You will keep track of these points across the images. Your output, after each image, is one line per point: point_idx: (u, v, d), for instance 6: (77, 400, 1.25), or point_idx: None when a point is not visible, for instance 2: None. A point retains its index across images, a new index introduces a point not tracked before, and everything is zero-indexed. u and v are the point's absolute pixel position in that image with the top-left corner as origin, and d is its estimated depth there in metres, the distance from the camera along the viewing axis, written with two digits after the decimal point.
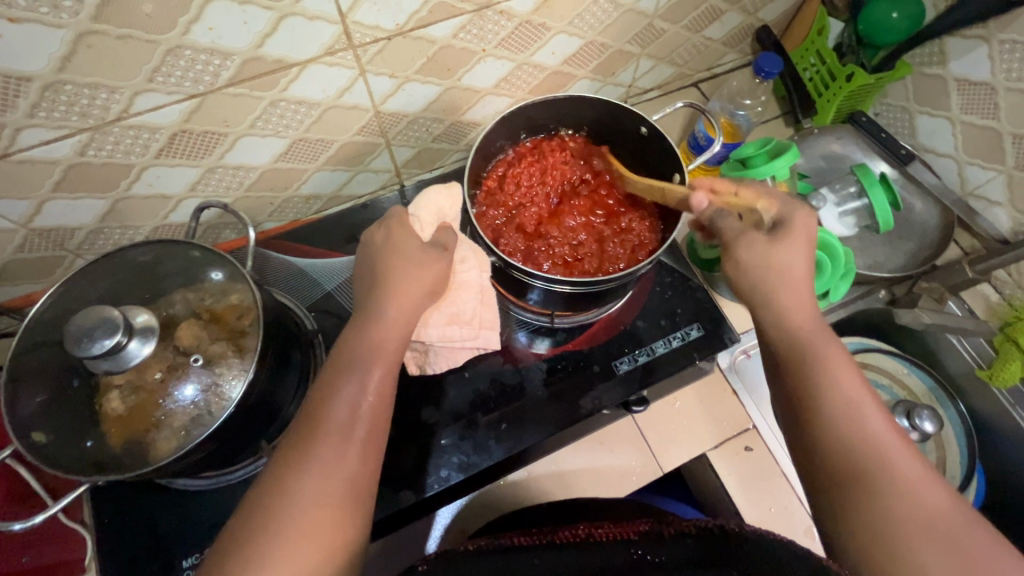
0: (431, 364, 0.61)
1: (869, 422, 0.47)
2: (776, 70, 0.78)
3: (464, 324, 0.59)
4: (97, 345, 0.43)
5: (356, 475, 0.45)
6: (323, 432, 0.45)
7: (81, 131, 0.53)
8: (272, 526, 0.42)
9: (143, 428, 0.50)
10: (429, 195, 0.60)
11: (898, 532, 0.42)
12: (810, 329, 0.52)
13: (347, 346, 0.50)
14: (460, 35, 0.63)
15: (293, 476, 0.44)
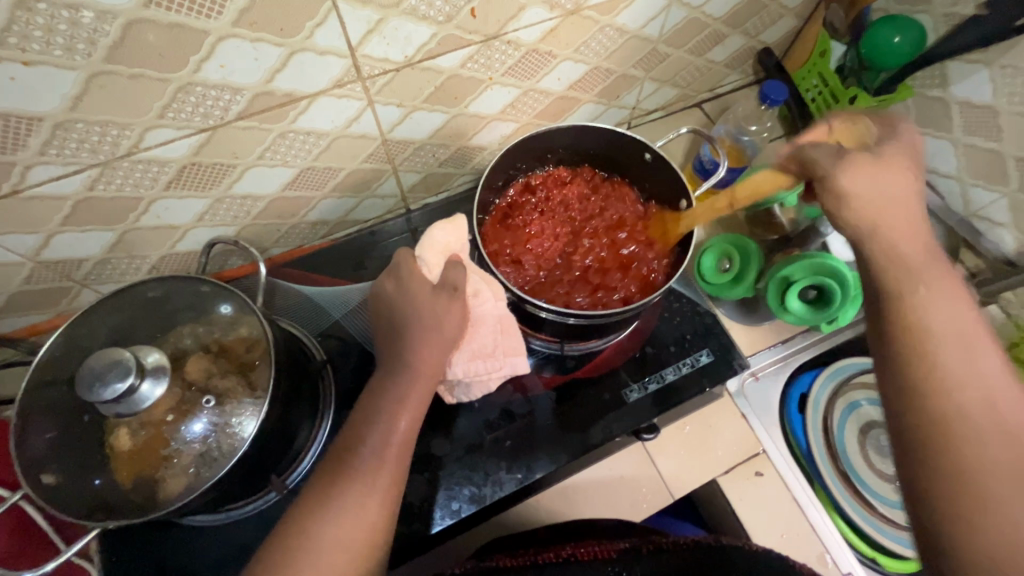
0: (460, 393, 0.61)
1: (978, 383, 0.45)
2: (782, 98, 0.79)
3: (488, 358, 0.59)
4: (109, 389, 0.43)
5: (381, 520, 0.45)
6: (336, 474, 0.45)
7: (91, 167, 0.53)
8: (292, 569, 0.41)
9: (153, 466, 0.49)
10: (439, 230, 0.60)
11: (987, 473, 0.41)
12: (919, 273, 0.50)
13: None
14: (468, 64, 0.63)
15: (306, 519, 0.43)
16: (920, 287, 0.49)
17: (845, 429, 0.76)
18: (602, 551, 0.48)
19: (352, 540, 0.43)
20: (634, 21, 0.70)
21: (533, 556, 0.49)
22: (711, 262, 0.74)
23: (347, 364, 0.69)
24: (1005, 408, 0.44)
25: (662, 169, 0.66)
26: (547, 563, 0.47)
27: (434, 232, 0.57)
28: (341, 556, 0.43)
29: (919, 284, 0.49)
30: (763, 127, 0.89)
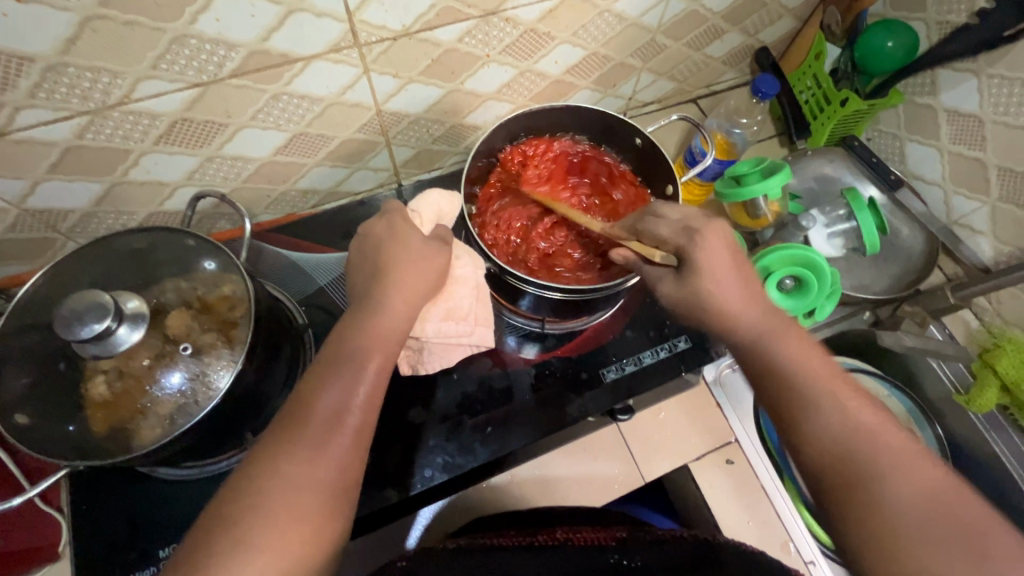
0: (426, 363, 0.61)
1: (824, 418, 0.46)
2: (773, 92, 0.81)
3: (461, 320, 0.59)
4: (86, 328, 0.43)
5: (352, 478, 0.46)
6: (305, 426, 0.45)
7: (81, 115, 0.53)
8: (262, 517, 0.41)
9: (128, 412, 0.49)
10: (428, 194, 0.61)
11: (899, 523, 0.41)
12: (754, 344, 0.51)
13: (344, 338, 0.49)
14: (466, 39, 0.64)
15: (269, 472, 0.43)
16: (789, 361, 0.50)
17: None
18: (603, 537, 0.48)
19: (319, 493, 0.43)
20: (633, 9, 0.71)
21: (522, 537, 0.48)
22: None
23: (329, 332, 0.69)
24: (893, 457, 0.44)
25: (652, 155, 0.66)
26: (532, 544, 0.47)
27: (429, 196, 0.61)
28: (305, 511, 0.42)
29: (766, 333, 0.52)
30: (755, 121, 0.93)
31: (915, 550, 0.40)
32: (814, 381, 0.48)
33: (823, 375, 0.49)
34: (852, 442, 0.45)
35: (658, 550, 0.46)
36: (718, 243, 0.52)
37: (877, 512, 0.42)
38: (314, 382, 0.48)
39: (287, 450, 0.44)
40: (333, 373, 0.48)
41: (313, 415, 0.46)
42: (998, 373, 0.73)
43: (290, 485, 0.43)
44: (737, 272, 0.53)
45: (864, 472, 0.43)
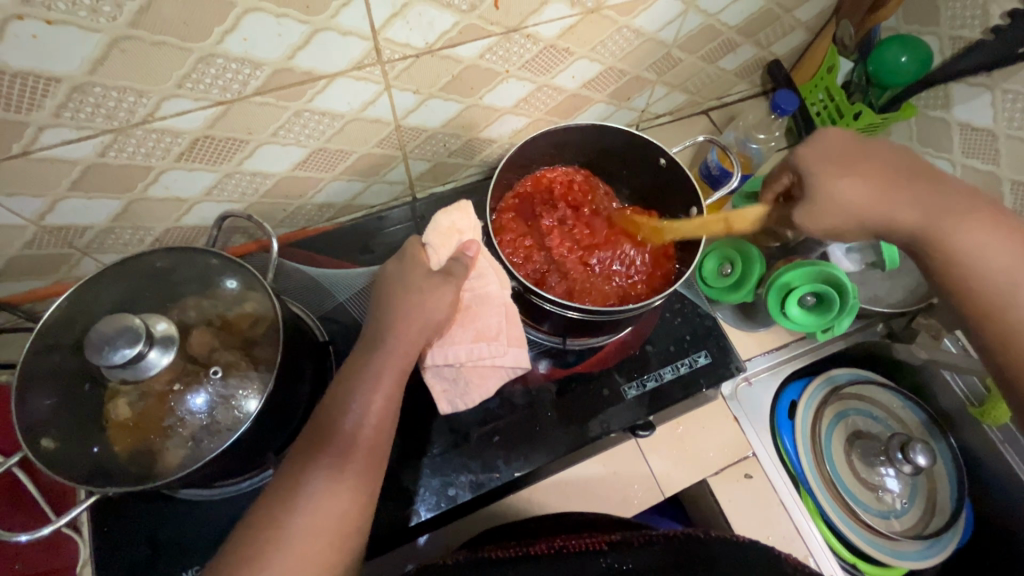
0: (463, 398, 0.59)
1: (964, 243, 0.54)
2: (791, 108, 0.81)
3: (492, 341, 0.59)
4: (117, 354, 0.42)
5: (364, 509, 0.47)
6: (326, 453, 0.46)
7: (105, 133, 0.52)
8: (282, 546, 0.43)
9: (154, 436, 0.49)
10: (440, 219, 0.59)
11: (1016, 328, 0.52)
12: (917, 229, 0.56)
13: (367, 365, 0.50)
14: (487, 56, 0.64)
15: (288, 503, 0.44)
16: (914, 216, 0.56)
17: (830, 437, 0.81)
18: (596, 542, 0.48)
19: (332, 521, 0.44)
20: (651, 24, 0.71)
21: (525, 547, 0.47)
22: (713, 266, 0.74)
23: (348, 347, 0.68)
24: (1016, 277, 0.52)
25: (676, 174, 0.65)
26: (541, 554, 0.46)
27: (437, 218, 0.59)
28: (322, 543, 0.44)
29: (881, 208, 0.56)
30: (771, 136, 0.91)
31: None
32: (931, 225, 0.55)
33: (947, 223, 0.55)
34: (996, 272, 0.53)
35: (647, 553, 0.46)
36: (825, 138, 0.59)
37: (1001, 326, 0.52)
38: (328, 404, 0.48)
39: (303, 481, 0.45)
40: (351, 396, 0.48)
41: (343, 435, 0.47)
42: None
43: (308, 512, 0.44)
44: (860, 148, 0.59)
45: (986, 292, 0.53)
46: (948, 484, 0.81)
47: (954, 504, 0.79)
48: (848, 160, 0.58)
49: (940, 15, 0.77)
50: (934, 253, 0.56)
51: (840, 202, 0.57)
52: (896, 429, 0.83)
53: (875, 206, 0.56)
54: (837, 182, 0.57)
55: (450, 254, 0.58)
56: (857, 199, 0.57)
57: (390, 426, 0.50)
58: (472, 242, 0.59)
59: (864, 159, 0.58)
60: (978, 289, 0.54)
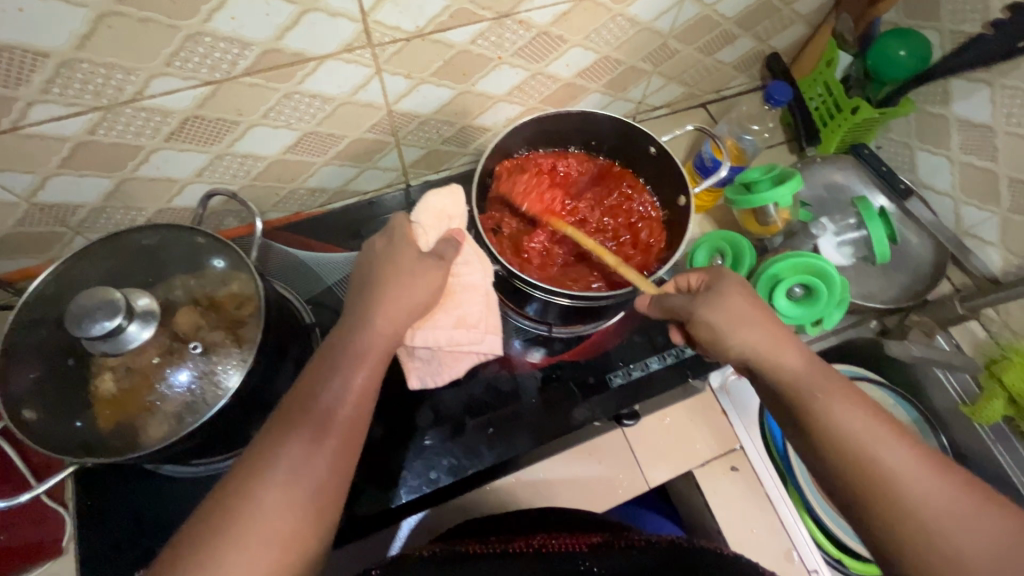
0: (433, 375, 0.60)
1: (839, 414, 0.47)
2: (785, 99, 0.80)
3: (471, 328, 0.60)
4: (97, 326, 0.42)
5: (342, 485, 0.47)
6: (298, 430, 0.46)
7: (93, 110, 0.53)
8: (247, 521, 0.43)
9: (136, 411, 0.49)
10: (429, 199, 0.59)
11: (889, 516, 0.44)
12: (796, 378, 0.50)
13: (339, 346, 0.50)
14: (478, 41, 0.64)
15: (260, 476, 0.44)
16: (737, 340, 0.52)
17: None
18: (576, 543, 0.48)
19: (304, 494, 0.45)
20: (647, 13, 0.71)
21: (505, 544, 0.48)
22: (703, 257, 0.75)
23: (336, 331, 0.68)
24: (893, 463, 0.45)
25: (665, 163, 0.65)
26: (517, 551, 0.46)
27: (429, 198, 0.60)
28: (292, 514, 0.44)
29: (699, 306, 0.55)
30: (763, 127, 0.91)
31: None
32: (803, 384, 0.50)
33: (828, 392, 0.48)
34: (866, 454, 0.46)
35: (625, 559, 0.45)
36: (737, 290, 0.54)
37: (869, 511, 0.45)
38: (311, 382, 0.48)
39: (274, 456, 0.45)
40: (334, 375, 0.48)
41: (314, 413, 0.47)
42: (1003, 384, 0.72)
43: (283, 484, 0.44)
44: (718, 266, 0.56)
45: (858, 479, 0.45)
46: None
47: None
48: (723, 291, 0.54)
49: (941, 9, 0.76)
50: (792, 396, 0.50)
51: (715, 326, 0.54)
52: None
53: (764, 350, 0.52)
54: (713, 311, 0.54)
55: (437, 237, 0.58)
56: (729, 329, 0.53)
57: (368, 407, 0.49)
58: (458, 230, 0.59)
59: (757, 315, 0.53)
60: (846, 466, 0.46)
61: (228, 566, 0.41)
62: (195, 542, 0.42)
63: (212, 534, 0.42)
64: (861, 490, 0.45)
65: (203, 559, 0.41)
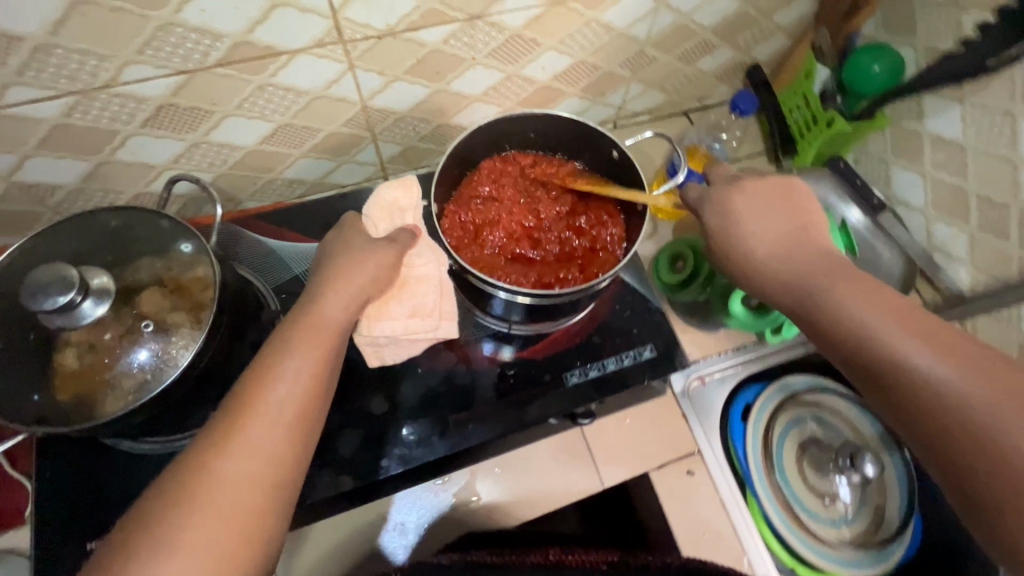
0: (389, 354, 0.61)
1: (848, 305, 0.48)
2: (749, 108, 0.83)
3: (426, 317, 0.61)
4: (49, 301, 0.44)
5: (299, 462, 0.48)
6: (252, 414, 0.47)
7: (69, 95, 0.55)
8: (213, 496, 0.43)
9: (93, 387, 0.51)
10: (383, 191, 0.63)
11: (879, 335, 0.45)
12: (792, 293, 0.53)
13: (290, 333, 0.52)
14: (450, 41, 0.65)
15: (217, 457, 0.44)
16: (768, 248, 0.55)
17: (783, 442, 0.81)
18: None
19: (263, 471, 0.45)
20: (621, 20, 0.72)
21: None
22: (665, 264, 0.79)
23: None
24: (903, 341, 0.45)
25: (627, 168, 0.66)
26: None
27: (381, 190, 0.63)
28: (256, 492, 0.44)
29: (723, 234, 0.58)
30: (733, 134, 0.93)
31: (950, 375, 0.42)
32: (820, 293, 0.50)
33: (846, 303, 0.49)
34: (869, 367, 0.46)
35: None
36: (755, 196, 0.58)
37: (857, 341, 0.47)
38: (263, 368, 0.49)
39: (234, 437, 0.45)
40: (291, 355, 0.50)
41: (267, 402, 0.47)
42: None
43: (246, 454, 0.45)
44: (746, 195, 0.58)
45: (835, 313, 0.48)
46: (898, 494, 0.80)
47: (902, 517, 0.79)
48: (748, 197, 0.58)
49: (917, 26, 0.77)
50: (796, 298, 0.52)
51: (739, 240, 0.57)
52: (850, 438, 0.83)
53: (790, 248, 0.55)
54: (737, 219, 0.57)
55: (389, 228, 0.62)
56: (757, 234, 0.56)
57: (318, 392, 0.50)
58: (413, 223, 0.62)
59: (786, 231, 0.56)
60: (842, 338, 0.48)
61: (188, 539, 0.41)
62: (150, 518, 0.42)
63: (167, 519, 0.42)
64: (854, 337, 0.47)
65: (163, 539, 0.41)
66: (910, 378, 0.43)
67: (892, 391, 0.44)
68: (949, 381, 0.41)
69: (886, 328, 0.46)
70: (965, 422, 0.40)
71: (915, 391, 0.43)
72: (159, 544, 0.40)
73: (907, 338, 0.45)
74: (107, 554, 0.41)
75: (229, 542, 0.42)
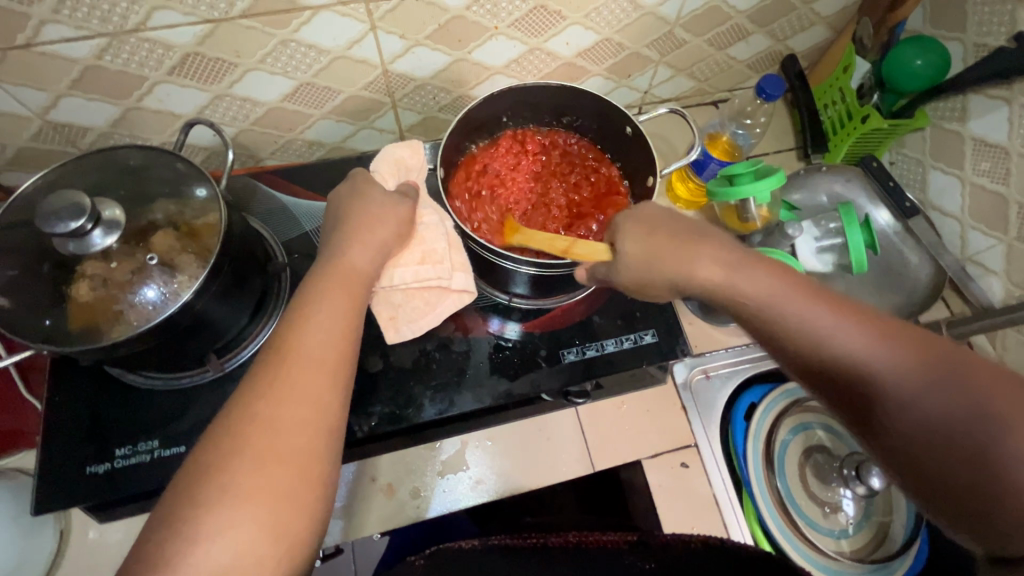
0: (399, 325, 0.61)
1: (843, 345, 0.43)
2: (777, 93, 0.78)
3: (436, 264, 0.60)
4: (61, 225, 0.48)
5: (344, 403, 0.46)
6: (295, 358, 0.46)
7: (100, 36, 0.57)
8: (270, 435, 0.42)
9: (98, 315, 0.53)
10: (391, 149, 0.64)
11: (887, 388, 0.42)
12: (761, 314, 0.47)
13: (312, 282, 0.52)
14: (473, 8, 0.65)
15: (262, 399, 0.43)
16: (744, 289, 0.48)
17: (787, 447, 0.79)
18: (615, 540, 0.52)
19: (312, 410, 0.44)
20: None
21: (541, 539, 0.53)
22: None
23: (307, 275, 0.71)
24: (912, 379, 0.41)
25: (641, 145, 0.65)
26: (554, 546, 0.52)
27: (389, 147, 0.64)
28: (306, 434, 0.43)
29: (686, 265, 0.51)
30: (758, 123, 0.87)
31: (962, 430, 0.39)
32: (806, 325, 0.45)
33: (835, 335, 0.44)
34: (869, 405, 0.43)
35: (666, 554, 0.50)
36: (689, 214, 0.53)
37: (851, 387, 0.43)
38: (295, 318, 0.48)
39: (277, 379, 0.44)
40: (321, 303, 0.49)
41: (301, 348, 0.46)
42: None
43: (298, 396, 0.44)
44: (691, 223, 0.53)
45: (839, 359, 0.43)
46: (905, 512, 0.77)
47: (909, 533, 0.76)
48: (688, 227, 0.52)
49: (967, 20, 0.72)
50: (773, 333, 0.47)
51: (700, 272, 0.50)
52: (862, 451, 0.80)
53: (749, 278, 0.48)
54: (686, 254, 0.51)
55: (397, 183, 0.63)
56: (715, 265, 0.50)
57: (350, 340, 0.49)
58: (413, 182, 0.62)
59: (747, 263, 0.49)
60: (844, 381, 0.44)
61: (248, 487, 0.40)
62: (206, 471, 0.40)
63: (218, 461, 0.40)
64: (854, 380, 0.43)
65: (224, 481, 0.39)
66: (914, 430, 0.41)
67: (895, 442, 0.41)
68: (970, 439, 0.38)
69: (892, 375, 0.42)
70: (983, 483, 0.38)
71: (919, 437, 0.40)
72: (214, 485, 0.39)
73: (911, 376, 0.41)
74: (165, 505, 0.39)
75: (287, 480, 0.41)
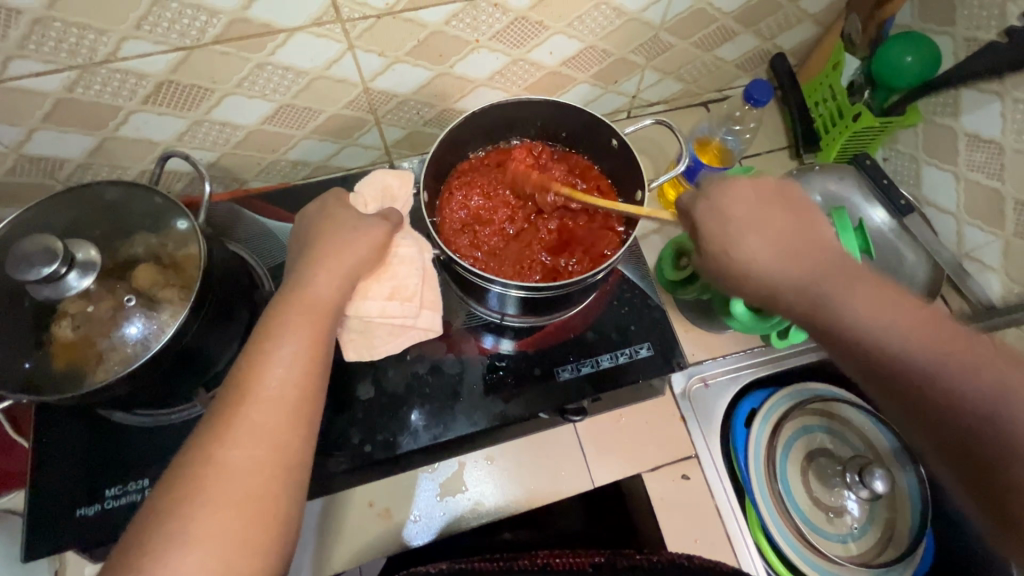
0: (376, 350, 0.60)
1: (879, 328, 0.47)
2: (765, 99, 0.77)
3: (406, 300, 0.58)
4: (34, 271, 0.47)
5: (305, 444, 0.46)
6: (254, 398, 0.45)
7: (70, 69, 0.55)
8: (224, 479, 0.42)
9: (80, 357, 0.52)
10: (378, 175, 0.62)
11: (923, 370, 0.45)
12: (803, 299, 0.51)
13: (277, 316, 0.49)
14: (452, 22, 0.64)
15: (218, 442, 0.43)
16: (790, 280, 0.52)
17: (789, 451, 0.77)
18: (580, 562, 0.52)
19: (268, 450, 0.44)
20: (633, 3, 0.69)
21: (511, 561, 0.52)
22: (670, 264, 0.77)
23: None
24: (950, 361, 0.45)
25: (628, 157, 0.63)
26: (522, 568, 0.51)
27: (377, 174, 0.63)
28: (259, 475, 0.43)
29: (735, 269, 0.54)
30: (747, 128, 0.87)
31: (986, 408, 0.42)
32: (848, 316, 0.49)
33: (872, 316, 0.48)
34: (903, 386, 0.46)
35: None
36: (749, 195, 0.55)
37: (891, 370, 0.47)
38: (255, 358, 0.47)
39: (234, 420, 0.44)
40: (286, 339, 0.48)
41: (263, 390, 0.45)
42: None
43: (252, 436, 0.44)
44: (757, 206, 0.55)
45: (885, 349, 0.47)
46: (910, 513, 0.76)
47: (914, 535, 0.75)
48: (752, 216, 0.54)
49: (957, 13, 0.71)
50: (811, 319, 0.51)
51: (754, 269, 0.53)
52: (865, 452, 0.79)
53: (781, 268, 0.53)
54: (751, 239, 0.53)
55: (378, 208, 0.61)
56: (770, 257, 0.53)
57: (318, 378, 0.48)
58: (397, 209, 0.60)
59: (802, 246, 0.53)
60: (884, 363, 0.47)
61: (196, 531, 0.40)
62: (154, 514, 0.41)
63: (174, 504, 0.41)
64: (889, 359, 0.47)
65: (177, 525, 0.40)
66: (946, 411, 0.44)
67: (930, 419, 0.45)
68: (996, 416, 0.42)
69: (937, 359, 0.45)
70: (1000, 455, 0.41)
71: (952, 412, 0.44)
72: (169, 528, 0.40)
73: (941, 360, 0.45)
74: (122, 543, 0.40)
75: (236, 524, 0.41)
